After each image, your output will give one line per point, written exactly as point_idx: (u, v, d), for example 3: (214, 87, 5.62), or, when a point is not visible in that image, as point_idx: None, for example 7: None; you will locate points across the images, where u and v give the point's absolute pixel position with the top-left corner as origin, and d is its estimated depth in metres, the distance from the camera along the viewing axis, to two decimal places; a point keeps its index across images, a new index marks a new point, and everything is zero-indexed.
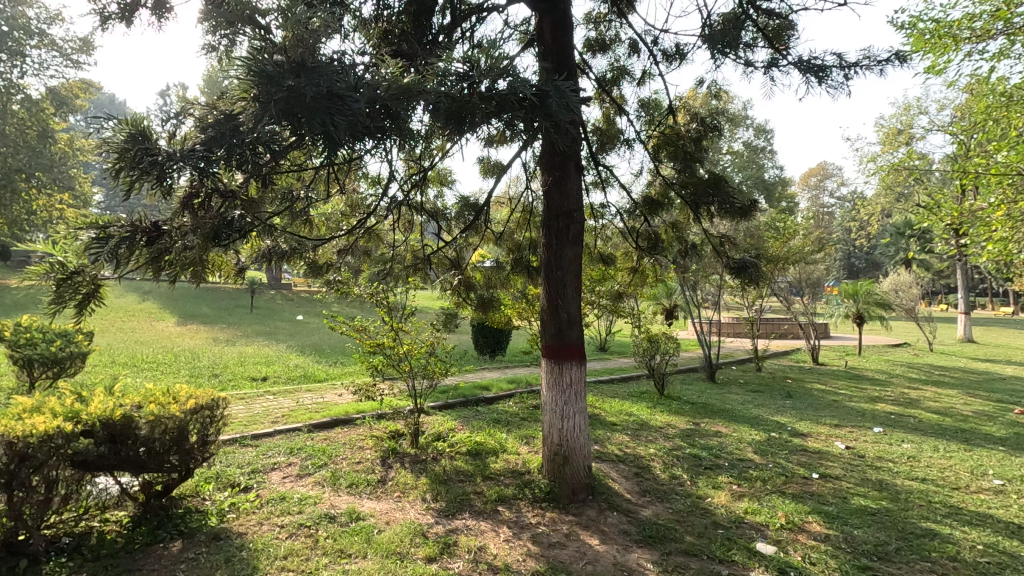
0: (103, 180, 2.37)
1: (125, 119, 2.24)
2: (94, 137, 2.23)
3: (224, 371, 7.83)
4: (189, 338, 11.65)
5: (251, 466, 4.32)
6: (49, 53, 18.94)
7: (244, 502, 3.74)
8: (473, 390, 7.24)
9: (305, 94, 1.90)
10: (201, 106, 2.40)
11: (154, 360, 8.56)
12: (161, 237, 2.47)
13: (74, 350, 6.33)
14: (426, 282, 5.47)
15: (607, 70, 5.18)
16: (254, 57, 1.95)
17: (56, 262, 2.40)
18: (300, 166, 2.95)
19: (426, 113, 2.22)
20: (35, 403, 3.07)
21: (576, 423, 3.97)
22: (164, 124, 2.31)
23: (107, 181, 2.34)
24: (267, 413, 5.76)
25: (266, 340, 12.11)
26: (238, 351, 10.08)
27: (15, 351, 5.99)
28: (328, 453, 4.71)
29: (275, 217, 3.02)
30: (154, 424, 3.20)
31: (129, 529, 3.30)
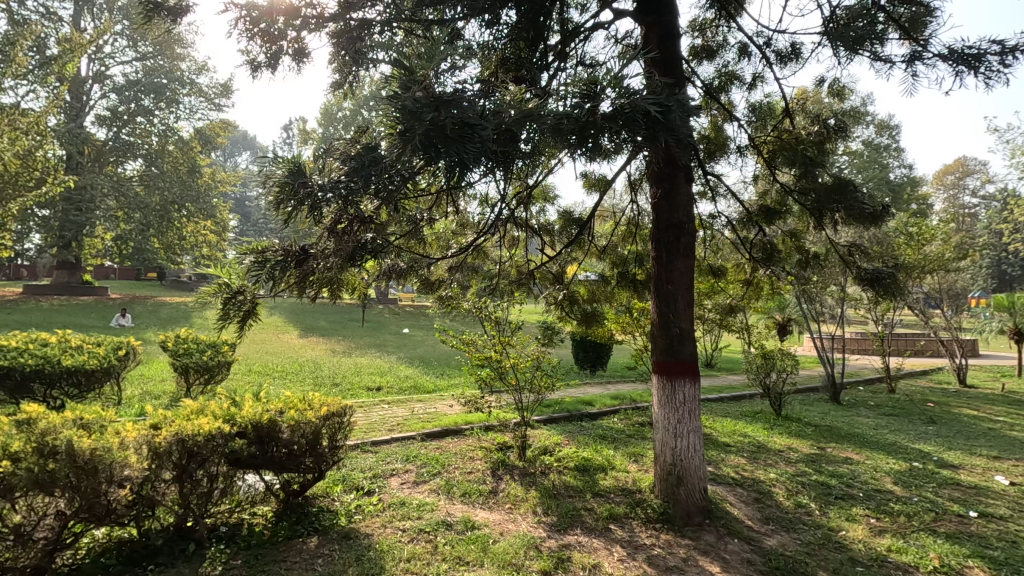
0: (265, 210, 2.72)
1: (285, 157, 2.57)
2: (258, 174, 2.57)
3: (343, 381, 8.45)
4: (312, 349, 12.73)
5: (373, 471, 4.61)
6: (198, 99, 21.82)
7: (368, 505, 4.00)
8: (577, 405, 7.22)
9: (445, 126, 2.05)
10: (343, 143, 2.65)
11: (284, 369, 9.43)
12: (307, 260, 2.78)
13: (221, 359, 7.16)
14: (530, 297, 5.61)
15: (715, 77, 5.02)
16: (398, 95, 2.13)
17: (223, 283, 2.72)
18: (422, 191, 3.13)
19: (546, 134, 2.28)
20: (199, 407, 3.53)
21: (690, 442, 3.83)
22: (314, 163, 2.60)
23: (268, 211, 2.65)
24: (384, 421, 6.13)
25: (379, 352, 12.87)
26: (354, 362, 10.84)
27: (176, 359, 6.89)
28: (441, 462, 4.91)
29: (399, 238, 3.24)
30: (293, 428, 3.55)
31: (273, 523, 3.64)
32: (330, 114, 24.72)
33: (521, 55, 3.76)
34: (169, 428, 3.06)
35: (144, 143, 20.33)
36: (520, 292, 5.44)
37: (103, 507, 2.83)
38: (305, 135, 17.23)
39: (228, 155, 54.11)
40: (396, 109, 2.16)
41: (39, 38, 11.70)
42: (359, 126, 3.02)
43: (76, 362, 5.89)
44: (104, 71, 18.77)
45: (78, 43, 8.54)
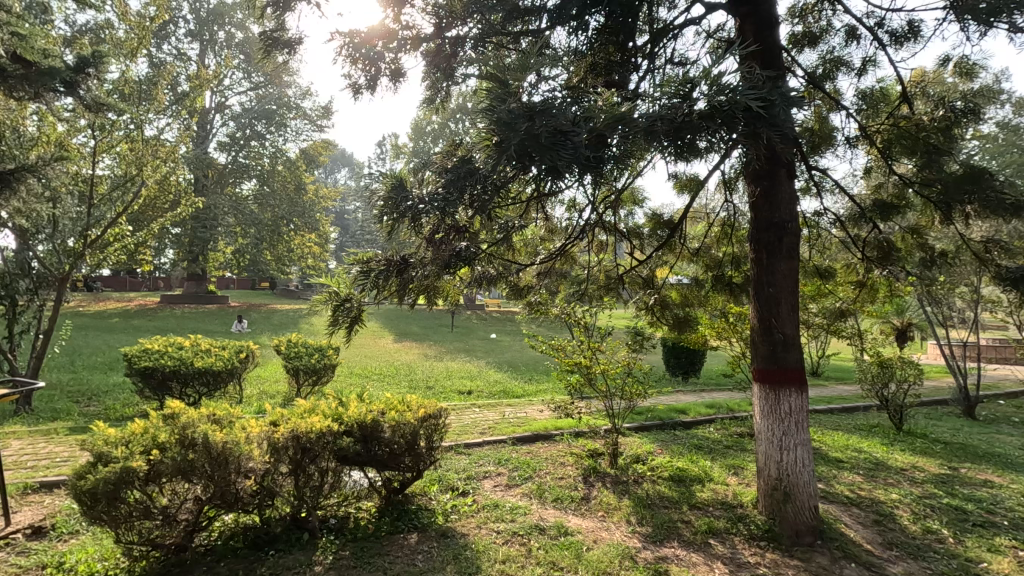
0: (370, 223, 2.91)
1: (388, 173, 2.74)
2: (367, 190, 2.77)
3: (436, 384, 8.76)
4: (406, 354, 13.33)
5: (466, 473, 4.74)
6: (303, 122, 23.70)
7: (463, 505, 4.11)
8: (670, 413, 6.99)
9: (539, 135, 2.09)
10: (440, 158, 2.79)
11: (381, 372, 9.95)
12: (407, 269, 2.93)
13: (327, 362, 7.69)
14: (619, 301, 5.51)
15: (818, 64, 4.69)
16: (492, 108, 2.21)
17: (331, 291, 2.91)
18: (513, 199, 3.19)
19: (639, 137, 2.24)
20: (311, 406, 3.82)
21: (798, 456, 3.59)
22: (415, 177, 2.76)
23: (373, 224, 2.84)
24: (476, 425, 6.28)
25: (468, 357, 13.21)
26: (446, 366, 11.20)
27: (288, 361, 7.50)
28: (532, 466, 4.94)
29: (491, 246, 3.33)
30: (394, 428, 3.74)
31: (376, 517, 3.84)
32: (420, 128, 25.90)
33: (612, 58, 3.73)
34: (287, 425, 3.35)
35: (258, 164, 22.38)
36: (610, 297, 5.36)
37: (232, 495, 3.14)
38: (397, 149, 18.15)
39: (329, 172, 58.24)
40: (492, 122, 2.23)
41: (174, 77, 13.29)
42: (452, 140, 3.14)
43: (206, 364, 6.56)
44: (224, 102, 20.91)
45: (205, 79, 9.60)
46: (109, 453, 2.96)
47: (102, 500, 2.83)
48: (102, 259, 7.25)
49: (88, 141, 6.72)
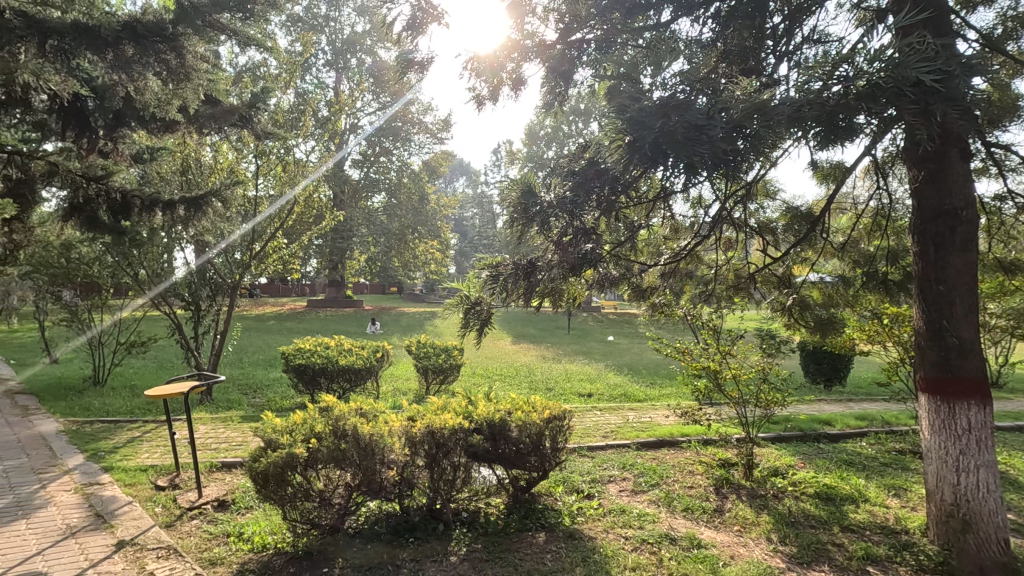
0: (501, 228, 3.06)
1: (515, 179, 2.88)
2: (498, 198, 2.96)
3: (556, 386, 8.84)
4: (524, 355, 13.62)
5: (591, 476, 4.71)
6: (425, 136, 25.25)
7: (589, 508, 4.10)
8: (812, 424, 6.39)
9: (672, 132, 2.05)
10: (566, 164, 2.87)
11: (502, 373, 10.24)
12: (534, 272, 2.99)
13: (453, 362, 8.09)
14: (751, 302, 5.15)
15: (998, 24, 4.03)
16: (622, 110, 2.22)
17: (463, 295, 3.05)
18: (638, 198, 3.13)
19: (783, 125, 2.09)
20: (443, 404, 4.04)
21: (980, 480, 3.11)
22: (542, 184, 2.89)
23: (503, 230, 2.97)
24: (598, 428, 6.22)
25: (587, 359, 13.15)
26: (564, 368, 11.27)
27: (419, 361, 8.01)
28: (658, 473, 4.78)
29: (615, 248, 3.29)
30: (521, 428, 3.83)
31: (505, 514, 3.95)
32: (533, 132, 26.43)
33: (746, 44, 3.50)
34: (423, 422, 3.59)
35: (386, 178, 24.22)
36: (740, 297, 5.04)
37: (378, 483, 3.42)
38: None
39: (449, 181, 61.48)
40: (622, 122, 2.24)
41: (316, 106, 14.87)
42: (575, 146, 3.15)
43: (348, 362, 7.22)
44: (357, 124, 22.92)
45: (343, 104, 10.62)
46: (278, 440, 3.38)
47: (273, 480, 3.23)
48: (264, 269, 8.28)
49: (251, 167, 7.70)
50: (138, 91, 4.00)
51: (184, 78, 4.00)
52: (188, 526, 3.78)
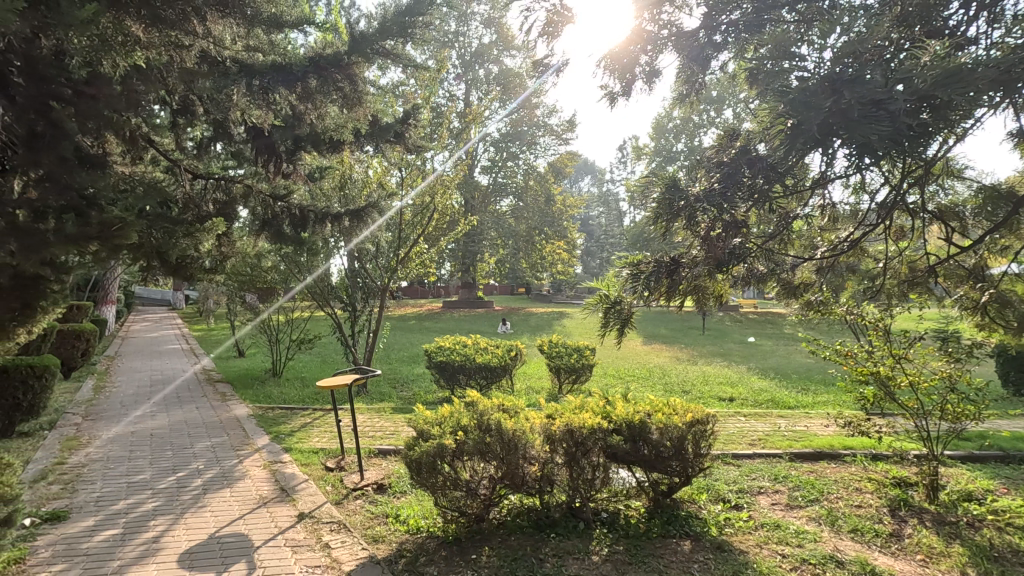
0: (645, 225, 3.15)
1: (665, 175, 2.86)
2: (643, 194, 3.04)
3: (693, 388, 8.43)
4: (657, 356, 13.19)
5: (738, 485, 4.42)
6: (550, 138, 25.58)
7: (738, 520, 3.85)
8: (1017, 444, 5.36)
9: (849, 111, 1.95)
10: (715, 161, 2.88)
11: (635, 374, 10.01)
12: (679, 270, 2.90)
13: (585, 362, 8.08)
14: (932, 299, 4.47)
15: None
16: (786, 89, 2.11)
17: (602, 294, 3.05)
18: (794, 187, 2.88)
19: (984, 90, 1.88)
20: (581, 404, 4.05)
21: None
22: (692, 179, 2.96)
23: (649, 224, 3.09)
24: (743, 435, 5.83)
25: (726, 361, 12.36)
26: (701, 370, 10.70)
27: (551, 360, 8.13)
28: (818, 488, 4.34)
29: (766, 241, 3.06)
30: (662, 430, 3.71)
31: (646, 518, 3.85)
32: (661, 125, 25.79)
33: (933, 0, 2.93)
34: (562, 420, 3.63)
35: (514, 182, 24.91)
36: (918, 294, 4.40)
37: (520, 477, 3.52)
38: None
39: (573, 181, 61.69)
40: (785, 103, 2.13)
41: None
42: (723, 140, 3.09)
43: (485, 360, 7.54)
44: (486, 131, 23.89)
45: (475, 113, 11.15)
46: (429, 431, 3.65)
47: (425, 468, 3.48)
48: (407, 274, 8.95)
49: (396, 178, 8.35)
50: (320, 116, 4.01)
51: (358, 103, 3.88)
52: (354, 505, 4.21)
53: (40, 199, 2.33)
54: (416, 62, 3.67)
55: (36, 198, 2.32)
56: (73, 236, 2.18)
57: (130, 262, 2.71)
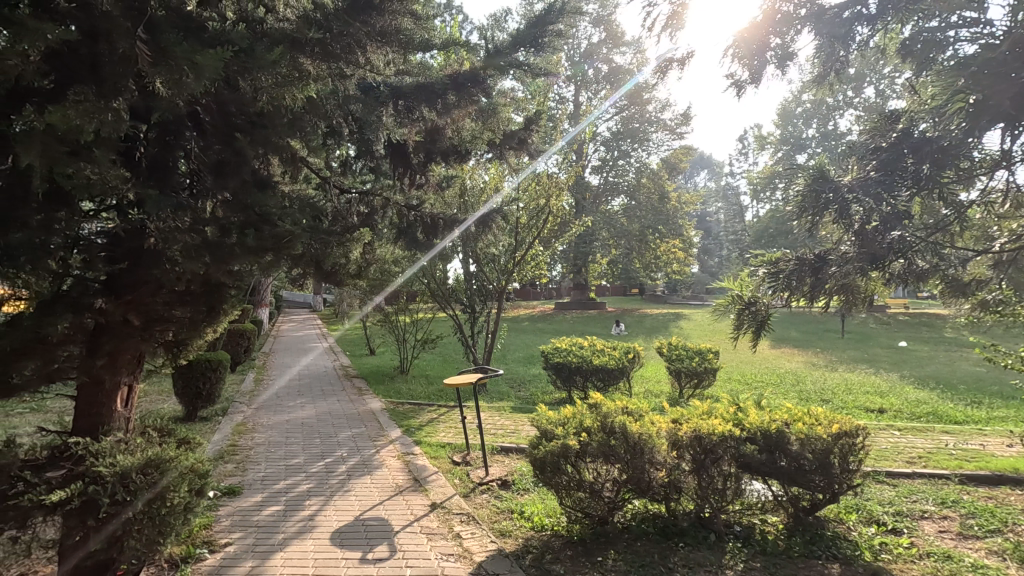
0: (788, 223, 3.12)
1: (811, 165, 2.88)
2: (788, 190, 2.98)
3: (834, 397, 7.68)
4: (788, 361, 12.19)
5: (895, 508, 3.96)
6: (663, 133, 24.71)
7: (897, 546, 3.44)
8: None
9: None
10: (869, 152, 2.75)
11: (764, 379, 9.33)
12: (825, 268, 2.73)
13: (708, 365, 7.70)
14: None
15: None
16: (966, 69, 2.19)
17: (733, 295, 3.03)
18: (969, 172, 2.57)
19: None
20: (709, 409, 3.88)
21: None
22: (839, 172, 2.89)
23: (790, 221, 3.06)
24: (898, 451, 5.20)
25: (871, 368, 11.09)
26: (842, 377, 9.71)
27: (670, 363, 7.86)
28: (999, 517, 3.75)
29: (932, 234, 2.71)
30: (803, 442, 3.44)
31: (786, 536, 3.57)
32: (788, 111, 24.02)
33: None
34: (689, 425, 3.50)
35: (625, 180, 24.43)
36: None
37: (646, 482, 3.44)
38: None
39: (688, 176, 59.03)
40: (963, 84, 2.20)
41: None
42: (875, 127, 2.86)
43: (602, 362, 7.47)
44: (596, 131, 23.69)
45: (587, 114, 11.10)
46: (552, 431, 3.70)
47: (550, 467, 3.53)
48: (523, 275, 9.13)
49: (511, 183, 8.56)
50: (455, 130, 4.14)
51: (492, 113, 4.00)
52: (480, 498, 4.39)
53: (227, 216, 2.74)
54: (541, 69, 3.76)
55: (224, 216, 2.74)
56: (254, 247, 2.60)
57: (295, 270, 3.08)
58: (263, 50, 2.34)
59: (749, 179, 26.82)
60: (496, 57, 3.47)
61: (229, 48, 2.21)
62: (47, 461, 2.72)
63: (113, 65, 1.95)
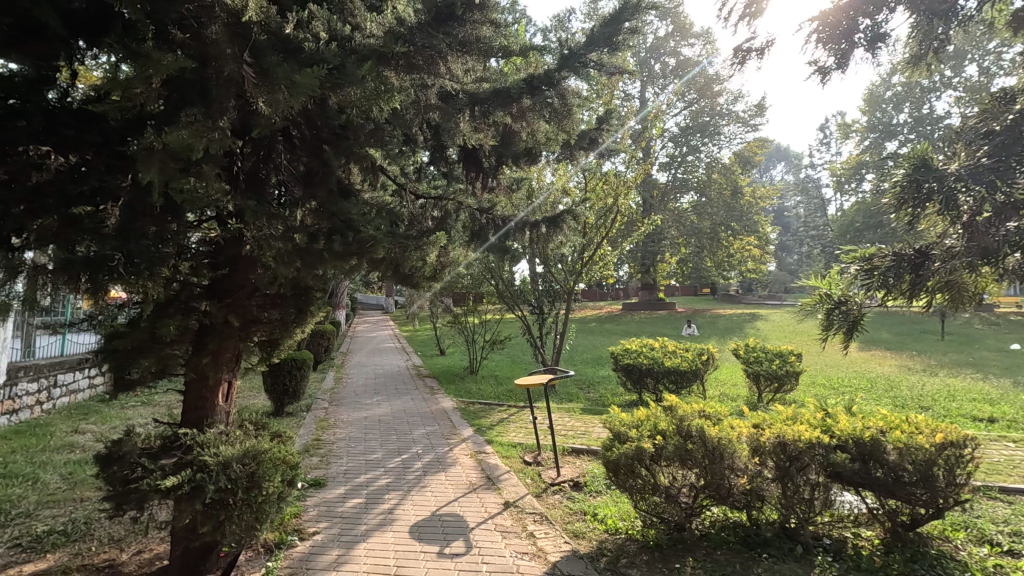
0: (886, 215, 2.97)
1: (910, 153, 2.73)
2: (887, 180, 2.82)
3: (934, 405, 7.06)
4: (879, 365, 11.34)
5: (1012, 527, 3.59)
6: (736, 126, 23.71)
7: (1014, 569, 3.13)
8: None
9: None
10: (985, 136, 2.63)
11: (852, 384, 8.73)
12: (925, 263, 2.61)
13: (789, 368, 7.30)
14: None
15: None
16: None
17: (823, 294, 2.80)
18: None
19: None
20: (794, 414, 3.69)
21: None
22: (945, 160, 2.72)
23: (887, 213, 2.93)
24: (1015, 465, 4.71)
25: (977, 373, 10.11)
26: (943, 383, 8.90)
27: (748, 366, 7.54)
28: None
29: None
30: (902, 452, 3.18)
31: (882, 552, 3.32)
32: (876, 97, 22.48)
33: None
34: (772, 431, 3.36)
35: (695, 177, 23.66)
36: None
37: (726, 489, 3.30)
38: None
39: (764, 170, 56.32)
40: None
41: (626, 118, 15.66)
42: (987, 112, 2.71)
43: (675, 364, 7.27)
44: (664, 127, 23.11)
45: (656, 110, 10.86)
46: (626, 433, 3.66)
47: (624, 469, 3.50)
48: (591, 276, 9.07)
49: (579, 183, 8.53)
50: (530, 133, 4.18)
51: (564, 115, 4.01)
52: (552, 499, 4.40)
53: (315, 223, 2.92)
54: (614, 69, 3.73)
55: (312, 224, 2.91)
56: (340, 253, 2.75)
57: (376, 273, 3.22)
58: (352, 66, 2.49)
59: (832, 170, 25.17)
60: (570, 57, 3.47)
61: (324, 66, 2.38)
62: (160, 450, 3.00)
63: (222, 86, 2.16)
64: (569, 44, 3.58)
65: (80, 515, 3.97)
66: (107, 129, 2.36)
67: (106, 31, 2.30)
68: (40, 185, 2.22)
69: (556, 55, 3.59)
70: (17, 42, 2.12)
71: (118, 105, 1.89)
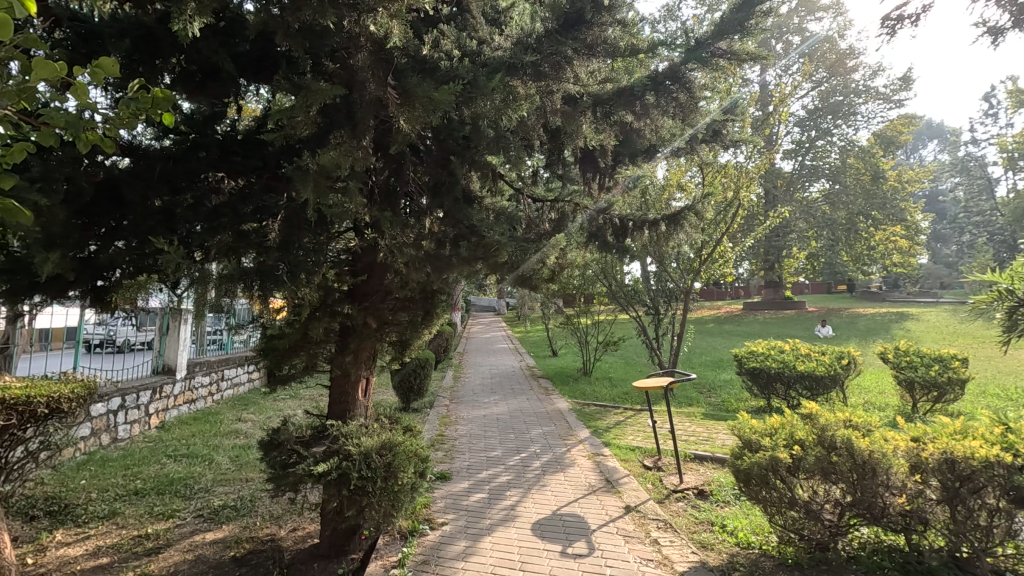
0: None
1: None
2: None
3: None
4: None
5: None
6: (877, 103, 21.21)
7: None
8: None
9: None
10: None
11: None
12: None
13: (951, 376, 6.36)
14: None
15: None
16: None
17: (1002, 288, 2.47)
18: None
19: None
20: (963, 427, 3.21)
21: None
22: None
23: None
24: None
25: None
26: None
27: (899, 372, 6.73)
28: None
29: None
30: None
31: None
32: None
33: None
34: (936, 446, 2.88)
35: (826, 162, 21.58)
36: None
37: (879, 508, 2.98)
38: None
39: (911, 150, 49.85)
40: None
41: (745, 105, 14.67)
42: None
43: (809, 368, 6.67)
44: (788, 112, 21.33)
45: (781, 94, 10.06)
46: (758, 441, 3.44)
47: (757, 480, 3.30)
48: (711, 274, 8.65)
49: (696, 177, 8.17)
50: (652, 130, 4.08)
51: (691, 110, 3.85)
52: (676, 506, 4.25)
53: (441, 230, 3.11)
54: (741, 58, 3.52)
55: (440, 230, 3.11)
56: (467, 258, 2.94)
57: (499, 277, 3.34)
58: (483, 79, 2.65)
59: (1002, 145, 21.61)
60: (697, 49, 3.33)
61: (459, 83, 2.55)
62: (312, 438, 3.34)
63: (367, 107, 2.38)
64: (691, 36, 3.45)
65: (246, 493, 4.54)
66: (266, 154, 2.73)
67: (265, 68, 2.65)
68: (218, 207, 2.60)
69: (682, 48, 3.46)
70: (201, 85, 2.52)
71: (282, 132, 2.15)
